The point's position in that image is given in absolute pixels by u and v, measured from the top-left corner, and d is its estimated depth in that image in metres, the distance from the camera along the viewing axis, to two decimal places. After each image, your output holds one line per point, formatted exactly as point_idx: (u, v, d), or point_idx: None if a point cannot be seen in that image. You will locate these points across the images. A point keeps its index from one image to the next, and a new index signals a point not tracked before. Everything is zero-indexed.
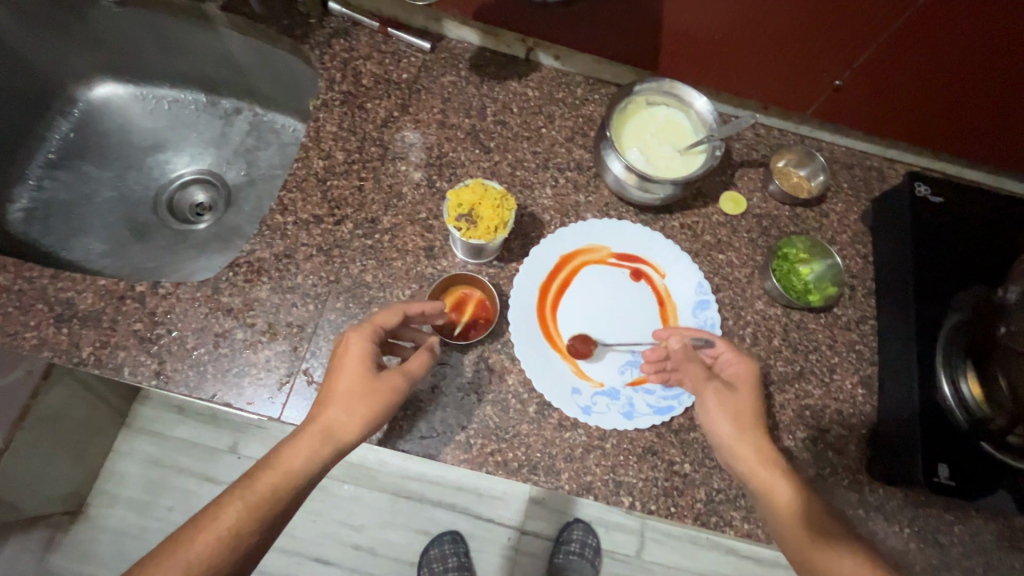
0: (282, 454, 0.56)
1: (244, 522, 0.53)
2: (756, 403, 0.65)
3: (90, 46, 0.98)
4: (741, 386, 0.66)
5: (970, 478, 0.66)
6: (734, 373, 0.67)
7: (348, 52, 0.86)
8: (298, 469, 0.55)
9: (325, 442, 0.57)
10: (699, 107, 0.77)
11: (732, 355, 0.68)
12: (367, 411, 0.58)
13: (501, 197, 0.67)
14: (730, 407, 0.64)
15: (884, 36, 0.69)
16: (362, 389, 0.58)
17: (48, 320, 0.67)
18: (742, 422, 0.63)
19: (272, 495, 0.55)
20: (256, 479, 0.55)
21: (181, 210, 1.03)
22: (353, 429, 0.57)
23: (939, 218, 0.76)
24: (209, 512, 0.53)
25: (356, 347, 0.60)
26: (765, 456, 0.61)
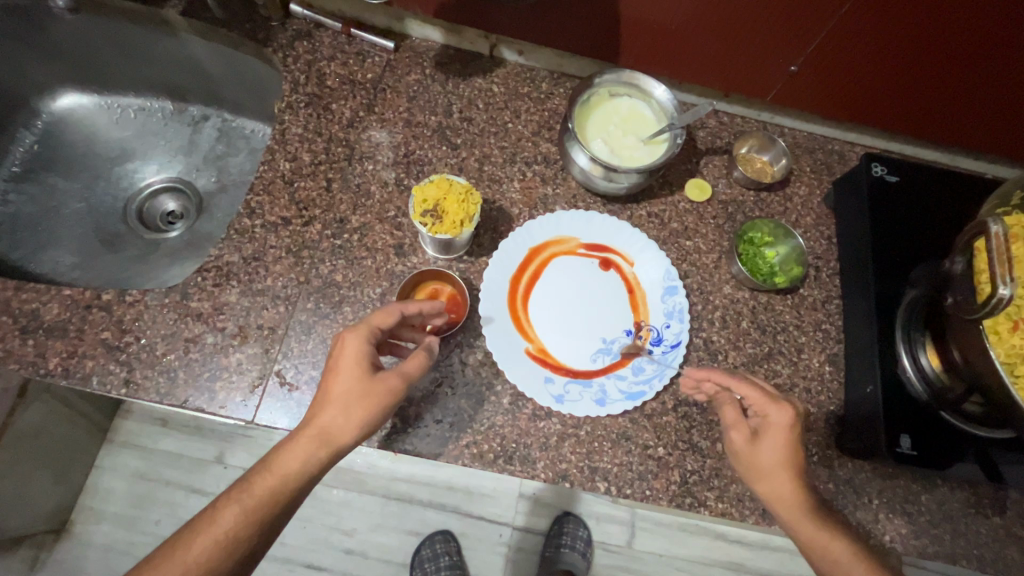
0: (280, 458, 0.55)
1: (240, 526, 0.53)
2: (791, 453, 0.60)
3: (50, 56, 0.97)
4: (769, 440, 0.61)
5: (932, 446, 0.68)
6: (769, 422, 0.61)
7: (312, 54, 0.86)
8: (294, 472, 0.55)
9: (322, 445, 0.56)
10: (659, 96, 0.78)
11: (762, 405, 0.62)
12: (365, 414, 0.57)
13: (466, 192, 0.68)
14: (757, 463, 0.61)
15: (830, 26, 0.72)
16: (358, 391, 0.57)
17: (13, 332, 0.67)
18: (765, 473, 0.60)
19: (269, 498, 0.54)
20: (252, 483, 0.55)
21: (151, 219, 1.03)
22: (349, 432, 0.57)
23: (895, 197, 0.78)
24: (207, 516, 0.53)
25: (351, 349, 0.59)
26: (794, 496, 0.60)
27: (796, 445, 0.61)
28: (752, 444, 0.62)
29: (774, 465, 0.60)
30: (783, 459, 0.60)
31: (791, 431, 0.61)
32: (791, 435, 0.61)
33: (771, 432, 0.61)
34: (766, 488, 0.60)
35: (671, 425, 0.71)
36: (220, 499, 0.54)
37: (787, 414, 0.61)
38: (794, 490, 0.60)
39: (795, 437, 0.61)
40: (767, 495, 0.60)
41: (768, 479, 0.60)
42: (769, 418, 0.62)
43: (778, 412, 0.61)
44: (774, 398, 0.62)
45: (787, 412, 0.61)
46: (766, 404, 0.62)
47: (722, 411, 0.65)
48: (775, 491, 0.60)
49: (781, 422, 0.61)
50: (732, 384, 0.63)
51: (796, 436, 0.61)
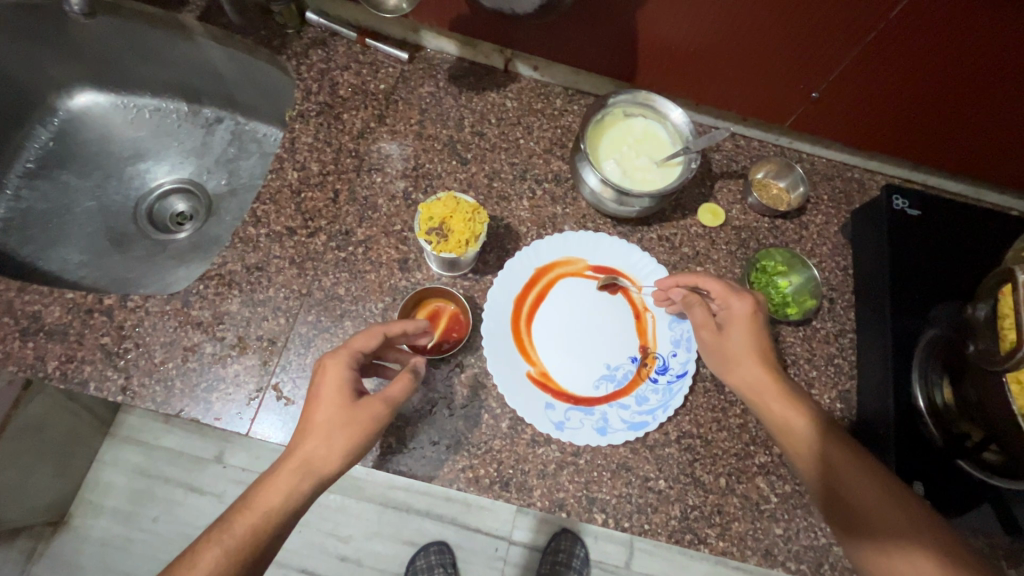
0: (262, 493, 0.53)
1: (223, 569, 0.50)
2: (752, 341, 0.65)
3: (68, 56, 0.97)
4: (734, 328, 0.66)
5: (945, 494, 0.65)
6: (729, 313, 0.67)
7: (326, 63, 0.86)
8: (278, 507, 0.53)
9: (304, 477, 0.55)
10: (675, 119, 0.76)
11: (725, 296, 0.68)
12: (348, 442, 0.56)
13: (473, 210, 0.66)
14: (720, 351, 0.66)
15: (852, 55, 0.70)
16: (342, 419, 0.56)
17: (13, 334, 0.66)
18: (735, 360, 0.65)
19: (251, 538, 0.51)
20: (233, 523, 0.52)
21: (160, 220, 1.03)
22: (333, 462, 0.55)
23: (916, 231, 0.76)
24: (186, 561, 0.50)
25: (333, 375, 0.58)
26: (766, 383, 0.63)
27: (760, 333, 0.66)
28: (719, 335, 0.67)
29: (737, 352, 0.65)
30: (747, 345, 0.65)
31: (754, 319, 0.66)
32: (752, 321, 0.66)
33: (733, 320, 0.67)
34: (735, 375, 0.65)
35: (674, 458, 0.69)
36: (199, 543, 0.51)
37: (749, 303, 0.67)
38: (765, 375, 0.63)
39: (756, 323, 0.66)
40: (737, 382, 0.64)
41: (737, 367, 0.65)
42: (731, 308, 0.67)
43: (739, 302, 0.67)
44: (735, 290, 0.68)
45: (747, 301, 0.66)
46: (728, 296, 0.67)
47: (690, 312, 0.69)
48: (751, 376, 0.64)
49: (742, 310, 0.66)
50: (699, 282, 0.69)
51: (758, 322, 0.66)
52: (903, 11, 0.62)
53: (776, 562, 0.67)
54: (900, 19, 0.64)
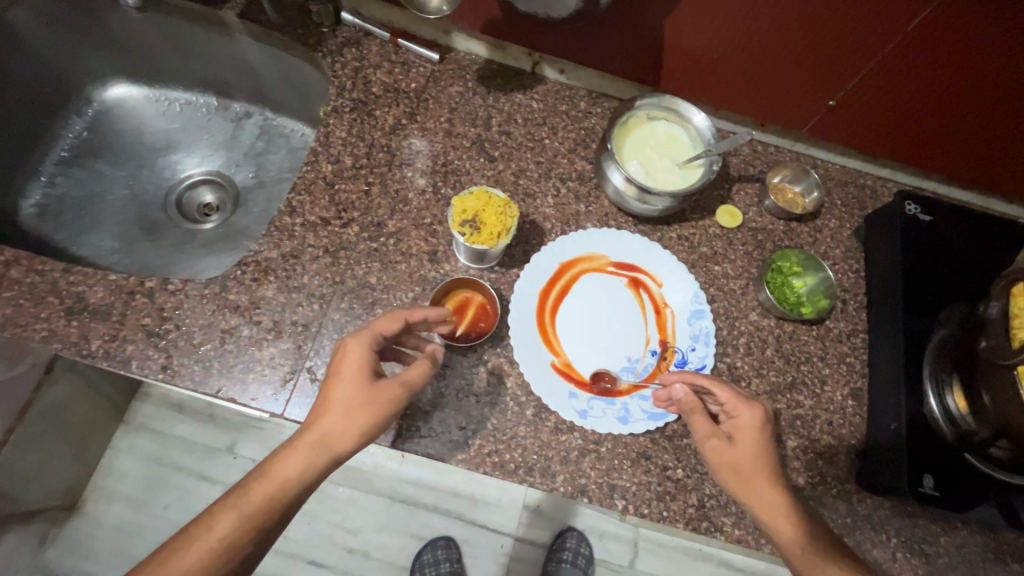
0: (279, 464, 0.57)
1: (237, 535, 0.54)
2: (760, 456, 0.62)
3: (107, 49, 1.01)
4: (743, 439, 0.62)
5: (954, 488, 0.67)
6: (736, 423, 0.63)
7: (359, 61, 0.89)
8: (293, 479, 0.56)
9: (320, 452, 0.57)
10: (698, 123, 0.80)
11: (736, 405, 0.63)
12: (364, 422, 0.59)
13: (504, 205, 0.69)
14: (728, 464, 0.62)
15: (871, 65, 0.73)
16: (359, 399, 0.59)
17: (58, 313, 0.69)
18: (743, 474, 0.61)
19: (266, 505, 0.56)
20: (250, 489, 0.56)
21: (189, 210, 1.06)
22: (348, 440, 0.58)
23: (927, 234, 0.78)
24: (204, 523, 0.55)
25: (354, 354, 0.61)
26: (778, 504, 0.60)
27: (769, 445, 0.63)
28: (727, 446, 0.62)
29: (745, 468, 0.61)
30: (755, 460, 0.61)
31: (760, 431, 0.63)
32: (762, 432, 0.63)
33: (741, 432, 0.63)
34: (743, 489, 0.60)
35: (692, 448, 0.72)
36: (217, 506, 0.56)
37: (758, 413, 0.63)
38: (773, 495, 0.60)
39: (765, 436, 0.63)
40: (749, 501, 0.60)
41: (747, 483, 0.61)
42: (740, 417, 0.63)
43: (749, 412, 0.63)
44: (745, 398, 0.64)
45: (758, 412, 0.63)
46: (738, 404, 0.63)
47: (692, 420, 0.65)
48: (761, 495, 0.60)
49: (752, 421, 0.63)
50: (705, 385, 0.65)
51: (768, 434, 0.63)
52: (920, 24, 0.66)
53: None
54: (917, 31, 0.67)
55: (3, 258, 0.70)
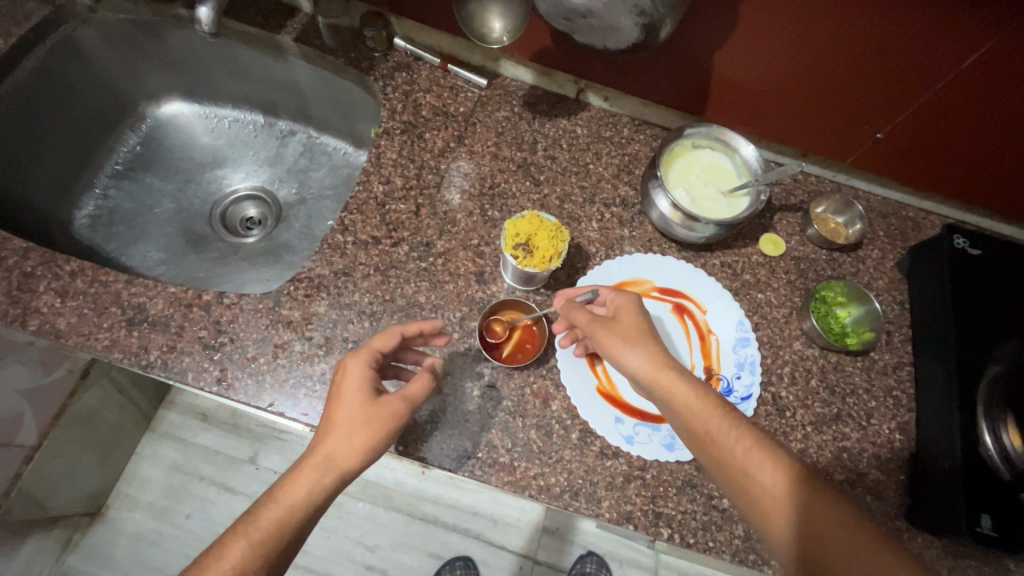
0: (285, 487, 0.55)
1: (249, 562, 0.51)
2: (642, 324, 0.67)
3: (164, 68, 1.04)
4: (624, 313, 0.67)
5: (1015, 530, 0.65)
6: (618, 305, 0.68)
7: (409, 85, 0.91)
8: (301, 501, 0.54)
9: (326, 472, 0.55)
10: (745, 153, 0.80)
11: (610, 295, 0.70)
12: (369, 439, 0.57)
13: (556, 229, 0.71)
14: (619, 335, 0.65)
15: (922, 98, 0.74)
16: (363, 416, 0.58)
17: (120, 322, 0.71)
18: (631, 339, 0.65)
19: (277, 531, 0.53)
20: (260, 515, 0.54)
21: (232, 223, 1.08)
22: (356, 458, 0.56)
23: (977, 268, 0.78)
24: (213, 552, 0.51)
25: (354, 372, 0.61)
26: (662, 363, 0.63)
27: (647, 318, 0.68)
28: (614, 320, 0.67)
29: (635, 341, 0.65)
30: (641, 329, 0.66)
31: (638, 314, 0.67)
32: (639, 308, 0.68)
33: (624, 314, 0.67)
34: (632, 351, 0.64)
35: None
36: (227, 535, 0.53)
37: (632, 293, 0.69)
38: (657, 356, 0.64)
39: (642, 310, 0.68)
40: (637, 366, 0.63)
41: (635, 346, 0.64)
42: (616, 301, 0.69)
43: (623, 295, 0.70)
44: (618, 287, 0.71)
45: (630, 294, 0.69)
46: (611, 293, 0.70)
47: (574, 316, 0.67)
48: (650, 359, 0.63)
49: (628, 300, 0.69)
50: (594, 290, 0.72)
51: (644, 309, 0.68)
52: (975, 61, 0.67)
53: None
54: (972, 68, 0.68)
55: (69, 268, 0.73)
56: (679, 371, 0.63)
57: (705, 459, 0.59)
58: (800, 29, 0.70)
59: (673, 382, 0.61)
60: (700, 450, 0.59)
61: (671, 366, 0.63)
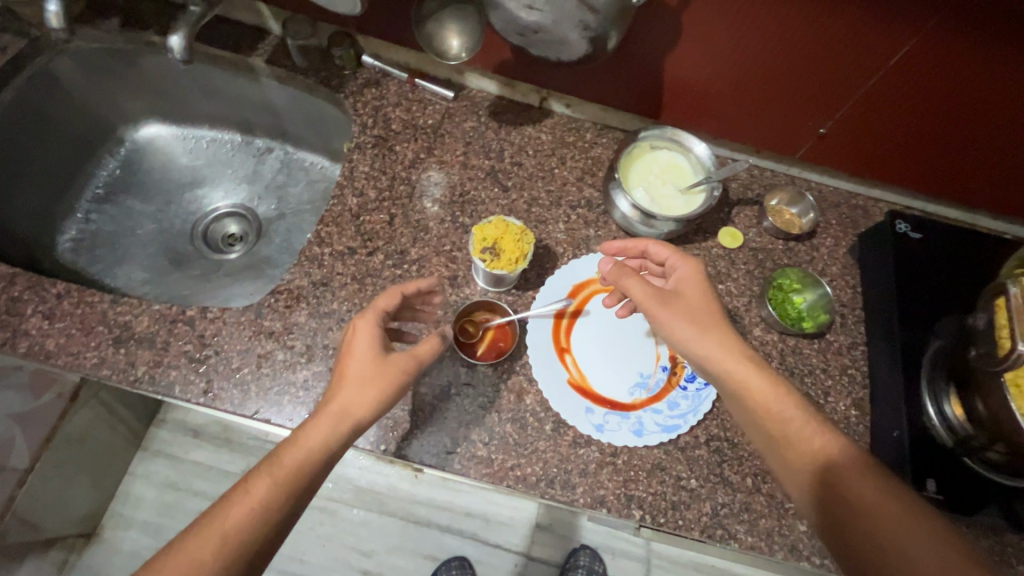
0: (305, 433, 0.59)
1: (272, 496, 0.56)
2: (707, 299, 0.70)
3: (140, 93, 1.07)
4: (687, 286, 0.71)
5: (958, 492, 0.70)
6: (681, 276, 0.72)
7: (379, 101, 0.95)
8: (320, 446, 0.58)
9: (341, 422, 0.60)
10: (698, 152, 0.85)
11: (674, 261, 0.74)
12: (379, 391, 0.62)
13: (521, 232, 0.75)
14: (683, 311, 0.68)
15: (860, 93, 0.79)
16: (373, 371, 0.63)
17: (107, 341, 0.73)
18: (695, 313, 0.68)
19: (299, 470, 0.57)
20: (281, 457, 0.57)
21: (215, 241, 1.11)
22: (366, 409, 0.61)
23: (918, 251, 0.83)
24: (241, 488, 0.56)
25: (364, 331, 0.65)
26: (730, 343, 0.66)
27: (709, 291, 0.71)
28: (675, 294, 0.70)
29: (699, 309, 0.68)
30: (704, 304, 0.69)
31: (704, 285, 0.71)
32: (701, 282, 0.71)
33: (685, 281, 0.71)
34: (698, 324, 0.67)
35: (704, 459, 0.75)
36: (252, 473, 0.57)
37: (694, 264, 0.72)
38: (723, 334, 0.66)
39: (705, 285, 0.71)
40: (703, 342, 0.66)
41: (703, 319, 0.67)
42: (679, 272, 0.73)
43: (683, 266, 0.73)
44: (682, 255, 0.74)
45: (692, 264, 0.72)
46: (677, 260, 0.73)
47: (632, 286, 0.70)
48: (717, 339, 0.66)
49: (691, 273, 0.72)
50: (651, 247, 0.76)
51: (707, 283, 0.71)
52: (902, 58, 0.72)
53: (802, 556, 0.72)
54: (900, 64, 0.73)
55: (54, 291, 0.75)
56: (744, 350, 0.66)
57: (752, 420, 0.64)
58: (741, 35, 0.75)
59: (734, 360, 0.65)
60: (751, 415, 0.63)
61: (736, 342, 0.66)
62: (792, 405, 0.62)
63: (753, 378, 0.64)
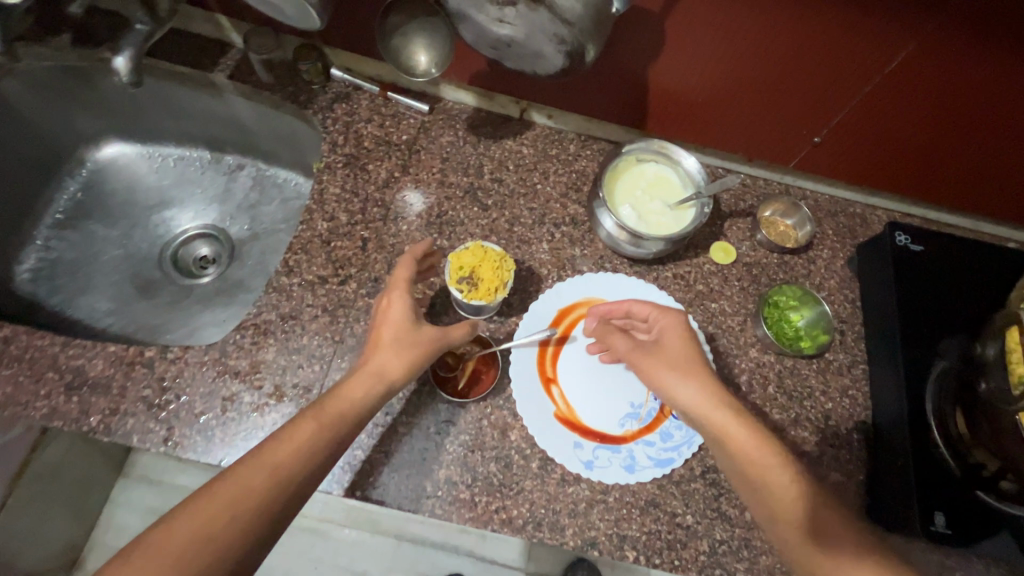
0: (345, 388, 0.62)
1: (318, 441, 0.58)
2: (690, 350, 0.69)
3: (98, 112, 1.01)
4: (669, 338, 0.71)
5: (966, 524, 0.67)
6: (662, 328, 0.71)
7: (350, 116, 0.90)
8: (359, 402, 0.62)
9: (377, 384, 0.63)
10: (687, 166, 0.81)
11: (655, 314, 0.72)
12: (414, 357, 0.65)
13: (500, 258, 0.71)
14: (665, 365, 0.69)
15: (855, 101, 0.75)
16: (408, 338, 0.66)
17: (58, 388, 0.69)
18: (677, 367, 0.68)
19: (340, 418, 0.60)
20: (325, 405, 0.60)
21: (185, 265, 1.06)
22: (400, 373, 0.64)
23: (919, 265, 0.79)
24: (288, 428, 0.58)
25: (398, 301, 0.67)
26: (709, 394, 0.66)
27: (693, 341, 0.70)
28: (657, 347, 0.71)
29: (682, 360, 0.69)
30: (686, 356, 0.69)
31: (687, 338, 0.70)
32: (685, 333, 0.71)
33: (668, 332, 0.71)
34: (679, 378, 0.68)
35: (700, 492, 0.71)
36: (298, 417, 0.60)
37: (676, 316, 0.72)
38: (703, 387, 0.67)
39: (689, 335, 0.70)
40: (683, 397, 0.67)
41: (684, 374, 0.68)
42: (661, 323, 0.72)
43: (666, 317, 0.72)
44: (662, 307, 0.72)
45: (674, 316, 0.71)
46: (657, 312, 0.72)
47: (613, 343, 0.73)
48: (694, 394, 0.66)
49: (673, 325, 0.71)
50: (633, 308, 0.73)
51: (691, 334, 0.71)
52: (899, 64, 0.68)
53: None
54: (897, 70, 0.69)
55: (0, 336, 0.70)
56: (727, 399, 0.66)
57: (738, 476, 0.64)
58: (728, 42, 0.70)
59: (717, 412, 0.65)
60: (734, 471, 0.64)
61: (717, 394, 0.66)
62: (769, 452, 0.63)
63: (734, 431, 0.64)
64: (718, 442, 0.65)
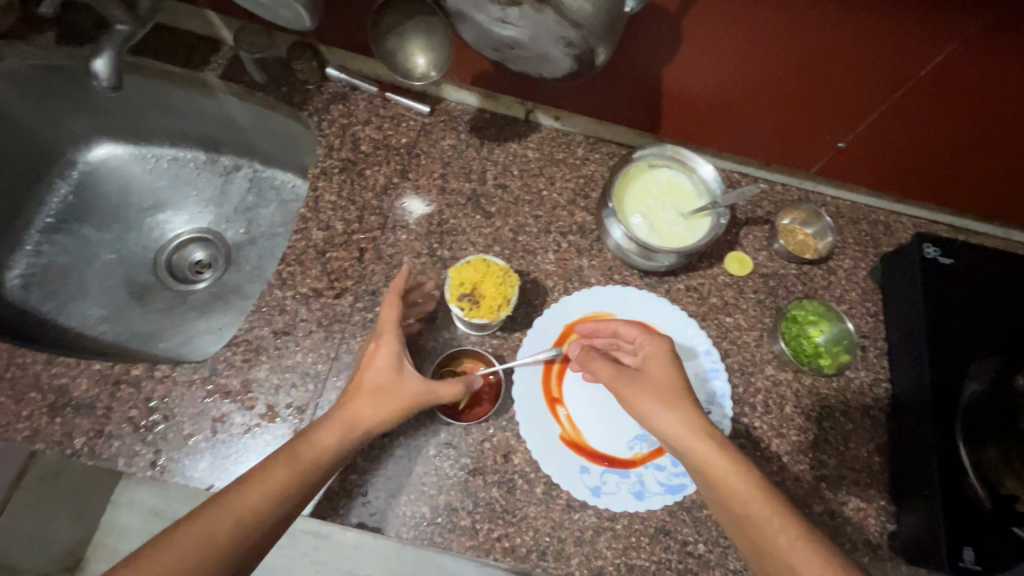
0: (317, 433, 0.57)
1: (355, 430, 0.59)
2: (677, 378, 0.63)
3: (90, 113, 0.98)
4: (654, 364, 0.64)
5: (998, 558, 0.63)
6: (647, 354, 0.65)
7: (347, 118, 0.86)
8: (328, 451, 0.57)
9: (348, 434, 0.58)
10: (703, 173, 0.76)
11: (641, 339, 0.67)
12: (392, 410, 0.60)
13: (504, 273, 0.69)
14: (647, 391, 0.62)
15: (883, 106, 0.70)
16: (388, 387, 0.61)
17: (41, 409, 0.66)
18: (662, 394, 0.61)
19: (309, 468, 0.56)
20: (352, 401, 0.60)
21: (181, 270, 1.02)
22: (376, 425, 0.60)
23: (948, 279, 0.74)
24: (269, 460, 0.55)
25: (385, 346, 0.63)
26: (697, 425, 0.59)
27: (680, 371, 0.64)
28: (641, 373, 0.64)
29: (666, 388, 0.62)
30: (671, 384, 0.62)
31: (672, 360, 0.64)
32: (671, 361, 0.64)
33: (652, 359, 0.64)
34: (664, 407, 0.60)
35: (713, 519, 0.68)
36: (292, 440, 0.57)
37: (663, 342, 0.65)
38: (689, 418, 0.60)
39: (675, 363, 0.64)
40: (669, 426, 0.60)
41: (671, 402, 0.61)
42: (647, 349, 0.66)
43: (651, 343, 0.66)
44: (650, 332, 0.67)
45: (659, 342, 0.65)
46: (644, 337, 0.67)
47: (592, 365, 0.66)
48: (680, 424, 0.59)
49: (659, 352, 0.65)
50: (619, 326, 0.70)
51: (677, 361, 0.64)
52: (933, 70, 0.63)
53: None
54: (931, 76, 0.64)
55: None
56: (715, 432, 0.59)
57: (728, 520, 0.57)
58: (747, 45, 0.66)
59: (700, 443, 0.58)
60: (723, 511, 0.57)
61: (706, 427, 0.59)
62: (754, 483, 0.56)
63: (723, 468, 0.57)
64: (706, 480, 0.58)
